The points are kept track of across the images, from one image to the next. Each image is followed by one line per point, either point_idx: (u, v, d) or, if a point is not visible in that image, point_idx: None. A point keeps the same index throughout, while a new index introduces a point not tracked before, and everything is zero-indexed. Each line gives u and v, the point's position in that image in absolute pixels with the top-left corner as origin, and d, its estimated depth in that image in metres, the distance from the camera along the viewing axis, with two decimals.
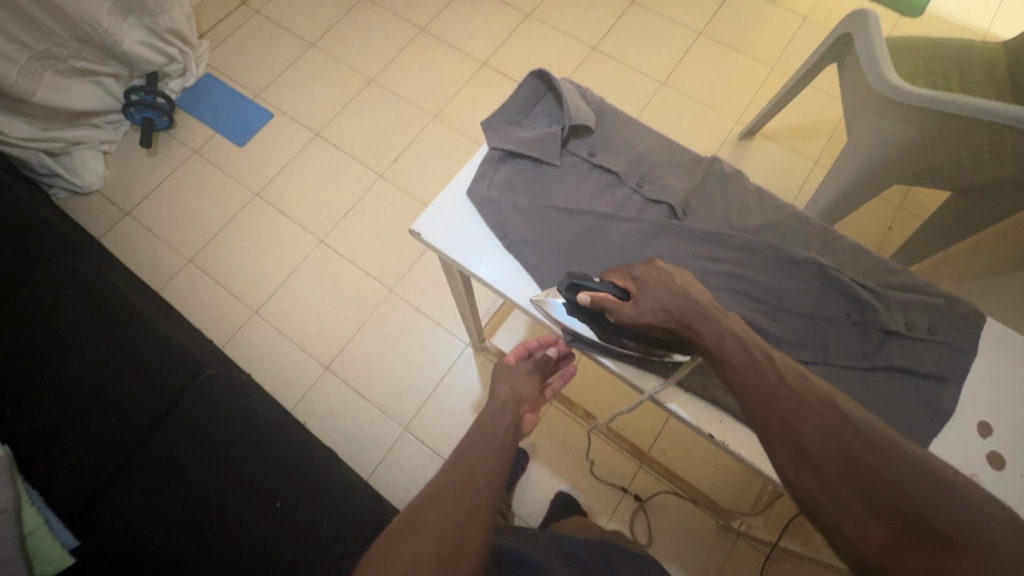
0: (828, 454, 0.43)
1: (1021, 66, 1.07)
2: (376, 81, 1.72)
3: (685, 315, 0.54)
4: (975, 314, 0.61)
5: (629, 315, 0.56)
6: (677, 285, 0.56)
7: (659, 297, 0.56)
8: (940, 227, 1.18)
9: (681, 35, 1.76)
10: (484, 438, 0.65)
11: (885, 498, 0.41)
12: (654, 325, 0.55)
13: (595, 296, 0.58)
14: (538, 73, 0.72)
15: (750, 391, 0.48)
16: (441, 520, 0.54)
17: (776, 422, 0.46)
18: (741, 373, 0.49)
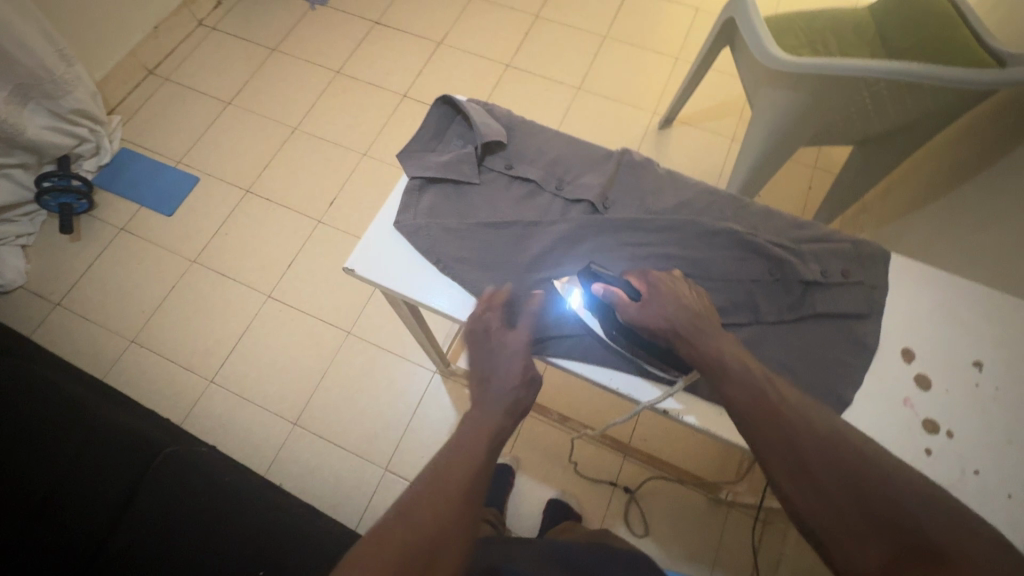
0: (827, 472, 0.47)
1: (887, 25, 1.18)
2: (300, 128, 1.72)
3: (684, 326, 0.57)
4: (880, 252, 0.66)
5: (636, 314, 0.59)
6: (686, 301, 0.59)
7: (665, 307, 0.59)
8: (851, 179, 1.27)
9: (588, 41, 1.84)
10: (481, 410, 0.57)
11: (881, 513, 0.45)
12: (654, 329, 0.58)
13: (608, 288, 0.61)
14: (445, 98, 0.74)
15: (750, 410, 0.51)
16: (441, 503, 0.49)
17: (776, 441, 0.49)
18: (737, 396, 0.53)
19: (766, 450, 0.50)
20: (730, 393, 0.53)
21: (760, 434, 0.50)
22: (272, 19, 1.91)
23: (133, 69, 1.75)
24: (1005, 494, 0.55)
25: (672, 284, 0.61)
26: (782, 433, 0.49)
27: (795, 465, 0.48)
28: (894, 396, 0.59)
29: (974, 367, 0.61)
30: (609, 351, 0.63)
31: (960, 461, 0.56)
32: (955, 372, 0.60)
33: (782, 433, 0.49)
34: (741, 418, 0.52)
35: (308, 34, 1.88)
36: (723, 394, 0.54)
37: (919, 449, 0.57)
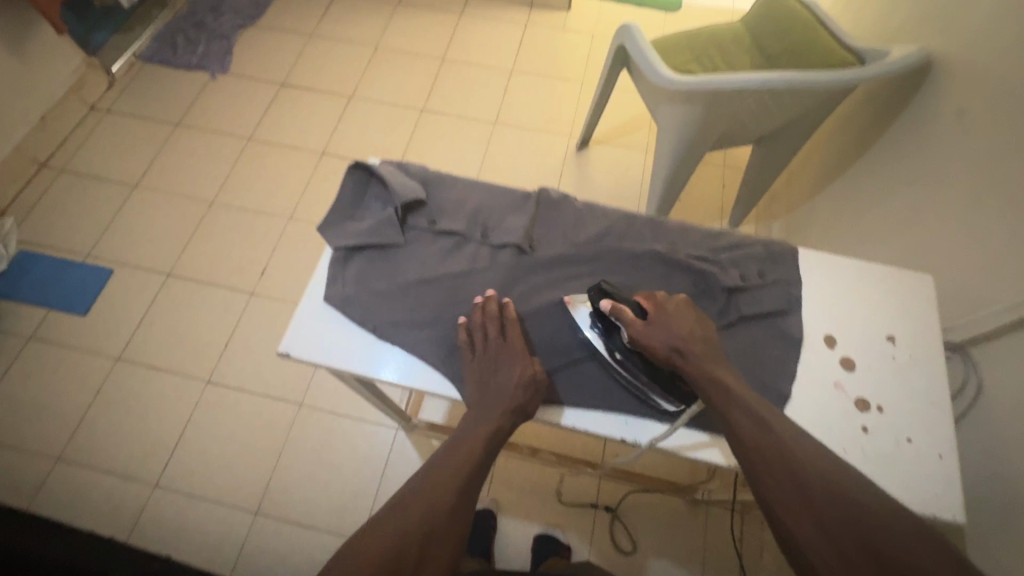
0: (826, 503, 0.50)
1: (759, 33, 1.29)
2: (217, 202, 1.65)
3: (689, 348, 0.59)
4: (787, 249, 0.71)
5: (643, 333, 0.60)
6: (693, 324, 0.61)
7: (672, 329, 0.61)
8: (756, 173, 1.36)
9: (496, 77, 1.90)
10: (484, 407, 0.60)
11: (881, 545, 0.48)
12: (659, 351, 0.60)
13: (616, 306, 0.62)
14: (358, 165, 0.74)
15: (759, 448, 0.54)
16: (427, 501, 0.54)
17: (784, 480, 0.52)
18: (746, 433, 0.55)
19: (770, 479, 0.53)
20: (741, 431, 0.55)
21: (767, 473, 0.53)
22: (170, 93, 1.84)
23: (21, 165, 1.63)
24: (937, 455, 0.60)
25: (678, 309, 0.63)
26: (787, 464, 0.52)
27: (798, 494, 0.51)
28: (825, 382, 0.63)
29: (888, 341, 0.66)
30: (611, 380, 0.64)
31: (892, 431, 0.61)
32: (873, 349, 0.65)
33: (785, 464, 0.52)
34: (749, 457, 0.54)
35: (211, 104, 1.83)
36: (730, 427, 0.56)
37: (857, 428, 0.61)
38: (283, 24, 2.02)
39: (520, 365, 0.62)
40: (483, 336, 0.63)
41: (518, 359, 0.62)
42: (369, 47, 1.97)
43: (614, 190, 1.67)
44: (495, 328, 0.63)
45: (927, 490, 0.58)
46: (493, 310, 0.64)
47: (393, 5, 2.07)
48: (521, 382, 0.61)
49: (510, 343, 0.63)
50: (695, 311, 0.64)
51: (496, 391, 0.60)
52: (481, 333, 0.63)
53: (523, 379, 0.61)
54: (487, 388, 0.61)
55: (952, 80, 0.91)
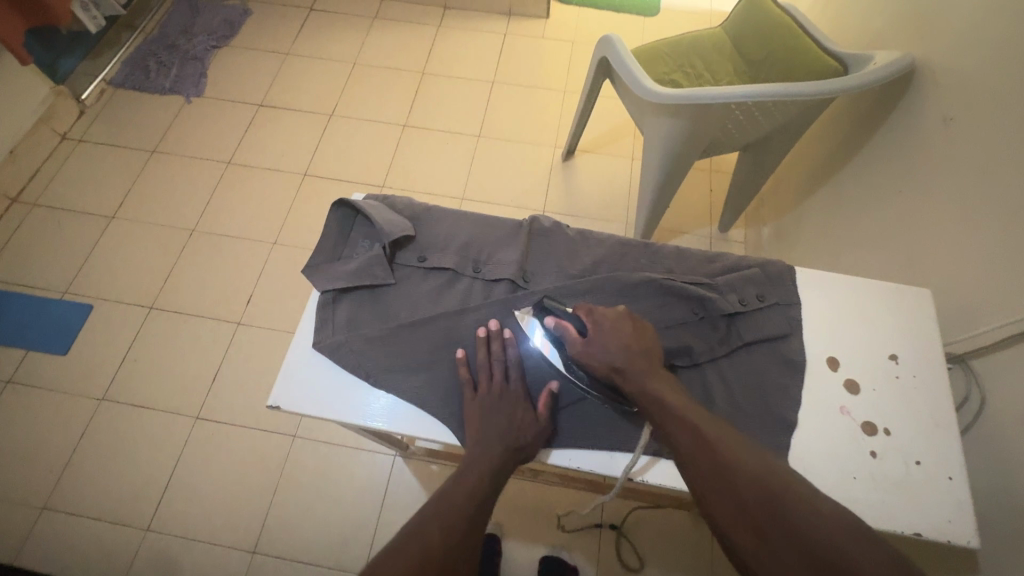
0: (762, 509, 0.46)
1: (740, 40, 1.29)
2: (199, 229, 1.61)
3: (629, 363, 0.57)
4: (785, 270, 0.70)
5: (583, 350, 0.59)
6: (634, 335, 0.59)
7: (612, 342, 0.59)
8: (744, 178, 1.36)
9: (478, 88, 1.88)
10: (490, 448, 0.57)
11: (820, 552, 0.43)
12: (597, 367, 0.58)
13: (560, 323, 0.61)
14: (342, 202, 0.72)
15: (694, 458, 0.51)
16: (446, 523, 0.51)
17: (720, 490, 0.49)
18: (684, 444, 0.52)
19: (706, 489, 0.49)
20: (678, 441, 0.52)
21: (704, 485, 0.50)
22: (145, 119, 1.80)
23: None
24: (947, 477, 0.59)
25: (620, 319, 0.60)
26: (719, 471, 0.49)
27: (732, 502, 0.48)
28: (831, 407, 0.62)
29: (891, 360, 0.65)
30: (613, 419, 0.62)
31: (900, 454, 0.60)
32: (877, 369, 0.64)
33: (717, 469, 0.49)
34: (686, 463, 0.52)
35: (188, 128, 1.79)
36: (670, 440, 0.53)
37: (865, 454, 0.60)
38: (259, 43, 1.98)
39: (525, 409, 0.60)
40: (487, 376, 0.61)
41: (524, 403, 0.60)
42: (348, 64, 1.94)
43: (603, 199, 1.66)
44: (500, 368, 0.62)
45: (940, 515, 0.57)
46: (498, 349, 0.63)
47: (369, 20, 2.04)
48: (529, 426, 0.59)
49: (515, 385, 0.61)
50: (639, 320, 0.62)
51: (503, 432, 0.58)
52: (486, 373, 0.62)
53: (530, 424, 0.59)
54: (493, 429, 0.58)
55: (937, 86, 0.91)
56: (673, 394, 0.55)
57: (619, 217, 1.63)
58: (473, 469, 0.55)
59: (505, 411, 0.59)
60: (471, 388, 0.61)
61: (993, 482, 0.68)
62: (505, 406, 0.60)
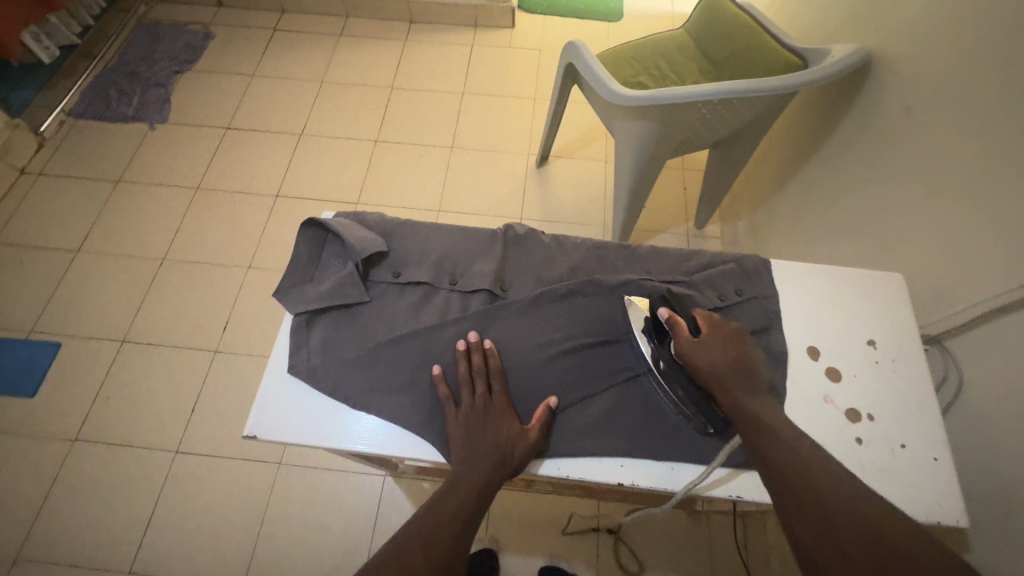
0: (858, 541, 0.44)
1: (703, 39, 1.31)
2: (170, 258, 1.57)
3: (731, 376, 0.56)
4: (759, 263, 0.71)
5: (689, 349, 0.58)
6: (743, 351, 0.58)
7: (722, 353, 0.57)
8: (717, 174, 1.38)
9: (448, 100, 1.88)
10: (475, 465, 0.55)
11: None
12: (698, 367, 0.57)
13: (672, 317, 0.60)
14: (310, 221, 0.70)
15: (779, 461, 0.50)
16: (426, 546, 0.49)
17: (803, 496, 0.48)
18: (774, 453, 0.51)
19: (797, 509, 0.47)
20: (767, 450, 0.51)
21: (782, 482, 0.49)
22: (107, 149, 1.75)
23: None
24: (933, 459, 0.59)
25: (732, 333, 0.59)
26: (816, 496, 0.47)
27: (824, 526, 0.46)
28: (814, 397, 0.62)
29: (868, 346, 0.66)
30: (607, 422, 0.62)
31: (885, 439, 0.60)
32: (856, 357, 0.65)
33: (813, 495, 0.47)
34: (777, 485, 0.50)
35: (154, 155, 1.75)
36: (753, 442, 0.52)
37: (851, 441, 0.60)
38: (223, 66, 1.95)
39: (512, 422, 0.59)
40: (469, 390, 0.60)
41: (510, 415, 0.59)
42: (315, 82, 1.92)
43: (579, 203, 1.67)
44: (483, 381, 0.60)
45: (928, 498, 0.57)
46: (479, 360, 0.62)
47: (334, 37, 2.04)
48: (516, 438, 0.57)
49: (499, 398, 0.60)
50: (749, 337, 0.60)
51: (489, 446, 0.56)
52: (468, 388, 0.60)
53: (518, 436, 0.58)
54: (478, 445, 0.56)
55: (894, 77, 0.93)
56: (768, 412, 0.54)
57: (596, 220, 1.64)
58: (457, 489, 0.54)
59: (491, 426, 0.58)
60: (454, 405, 0.59)
61: (976, 462, 0.69)
62: (492, 421, 0.58)
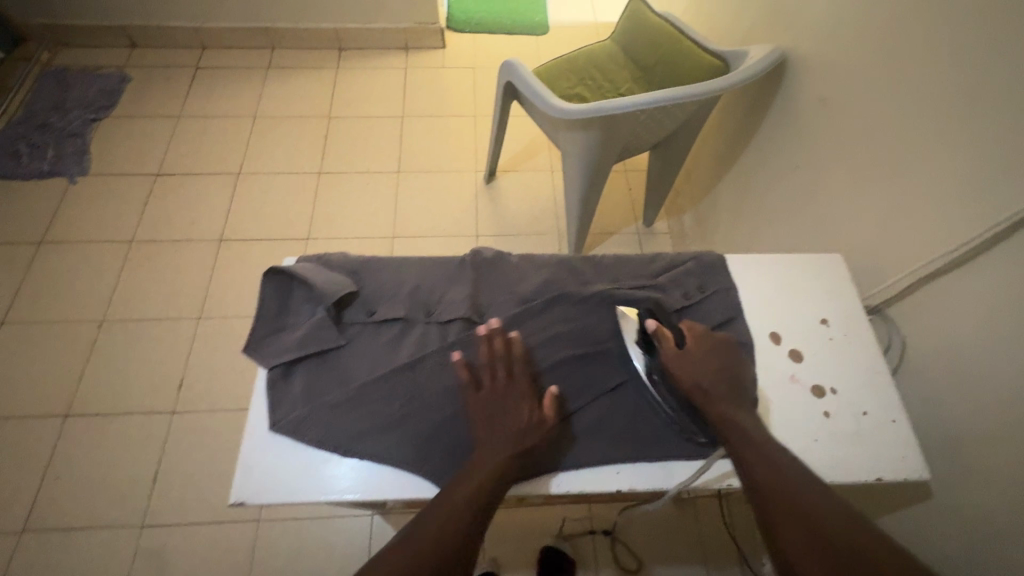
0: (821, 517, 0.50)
1: (630, 47, 1.37)
2: (109, 318, 1.47)
3: (715, 387, 0.61)
4: (717, 259, 0.75)
5: (676, 360, 0.63)
6: (723, 363, 0.63)
7: (705, 364, 0.62)
8: (660, 173, 1.44)
9: (389, 124, 1.87)
10: (496, 445, 0.57)
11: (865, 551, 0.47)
12: (682, 378, 0.62)
13: (660, 329, 0.65)
14: (273, 270, 0.68)
15: (766, 481, 0.53)
16: (443, 523, 0.51)
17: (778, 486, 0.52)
18: (760, 470, 0.54)
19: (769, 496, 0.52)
20: (753, 466, 0.55)
21: (772, 504, 0.52)
22: (22, 210, 1.62)
23: None
24: (892, 421, 0.65)
25: (718, 344, 0.64)
26: (788, 483, 0.53)
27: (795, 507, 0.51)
28: (782, 378, 0.67)
29: (823, 324, 0.71)
30: (601, 430, 0.63)
31: (849, 407, 0.65)
32: (813, 335, 0.70)
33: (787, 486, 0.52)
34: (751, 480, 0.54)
35: (77, 211, 1.63)
36: (740, 455, 0.56)
37: (821, 414, 0.65)
38: (145, 109, 1.86)
39: (531, 404, 0.60)
40: (490, 374, 0.62)
41: (527, 398, 0.61)
42: (248, 118, 1.86)
43: (532, 214, 1.69)
44: (504, 366, 0.62)
45: (894, 456, 0.63)
46: (502, 348, 0.63)
47: (263, 70, 1.98)
48: (530, 427, 0.59)
49: (519, 386, 0.61)
50: (734, 351, 0.65)
51: (511, 429, 0.58)
52: (491, 372, 0.62)
53: (536, 421, 0.59)
54: (497, 428, 0.58)
55: (808, 73, 1.02)
56: (750, 423, 0.58)
57: (550, 228, 1.67)
58: (478, 469, 0.55)
59: (510, 407, 0.60)
60: (474, 388, 0.61)
61: (925, 416, 0.76)
62: (510, 402, 0.60)
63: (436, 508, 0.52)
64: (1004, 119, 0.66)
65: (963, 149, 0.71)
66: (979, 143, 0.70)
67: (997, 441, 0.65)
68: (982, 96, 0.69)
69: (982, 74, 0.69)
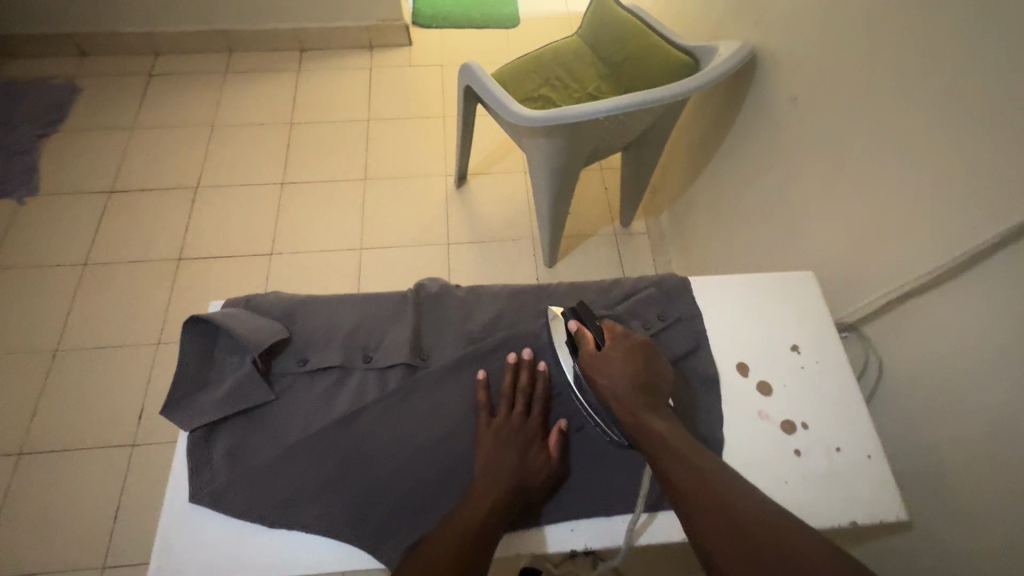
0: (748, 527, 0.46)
1: (596, 43, 1.30)
2: (63, 347, 1.40)
3: (631, 391, 0.57)
4: (680, 283, 0.70)
5: (592, 363, 0.59)
6: (641, 365, 0.58)
7: (622, 366, 0.58)
8: (633, 174, 1.38)
9: (354, 129, 1.80)
10: (498, 480, 0.54)
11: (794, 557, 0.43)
12: (599, 384, 0.58)
13: (580, 329, 0.62)
14: (192, 319, 0.61)
15: (685, 490, 0.49)
16: (437, 550, 0.48)
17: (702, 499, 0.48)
18: (680, 479, 0.50)
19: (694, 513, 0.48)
20: (671, 473, 0.51)
21: (697, 519, 0.48)
22: None
23: None
24: (866, 457, 0.60)
25: (638, 345, 0.60)
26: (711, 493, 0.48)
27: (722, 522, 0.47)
28: (749, 414, 0.62)
29: (794, 351, 0.66)
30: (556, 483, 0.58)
31: (821, 444, 0.61)
32: (783, 364, 0.65)
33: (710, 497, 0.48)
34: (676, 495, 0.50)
35: (27, 234, 1.56)
36: (662, 467, 0.52)
37: (791, 454, 0.60)
38: (97, 122, 1.77)
39: (541, 447, 0.58)
40: (506, 405, 0.60)
41: (538, 441, 0.58)
42: (206, 127, 1.78)
43: (505, 217, 1.63)
44: (522, 400, 0.60)
45: (869, 497, 0.58)
46: (526, 379, 0.62)
47: (220, 76, 1.89)
48: (540, 468, 0.57)
49: (535, 422, 0.59)
50: (654, 353, 0.61)
51: (513, 464, 0.56)
52: (507, 403, 0.60)
53: (542, 465, 0.57)
54: (501, 463, 0.56)
55: (779, 71, 0.96)
56: (671, 430, 0.54)
57: (524, 233, 1.61)
58: (479, 500, 0.52)
59: (517, 443, 0.57)
60: (487, 415, 0.59)
61: (901, 443, 0.72)
62: (519, 436, 0.58)
63: (432, 541, 0.49)
64: (981, 125, 0.62)
65: (938, 158, 0.67)
66: (954, 150, 0.65)
67: (976, 472, 0.62)
68: (957, 100, 0.64)
69: (958, 77, 0.64)
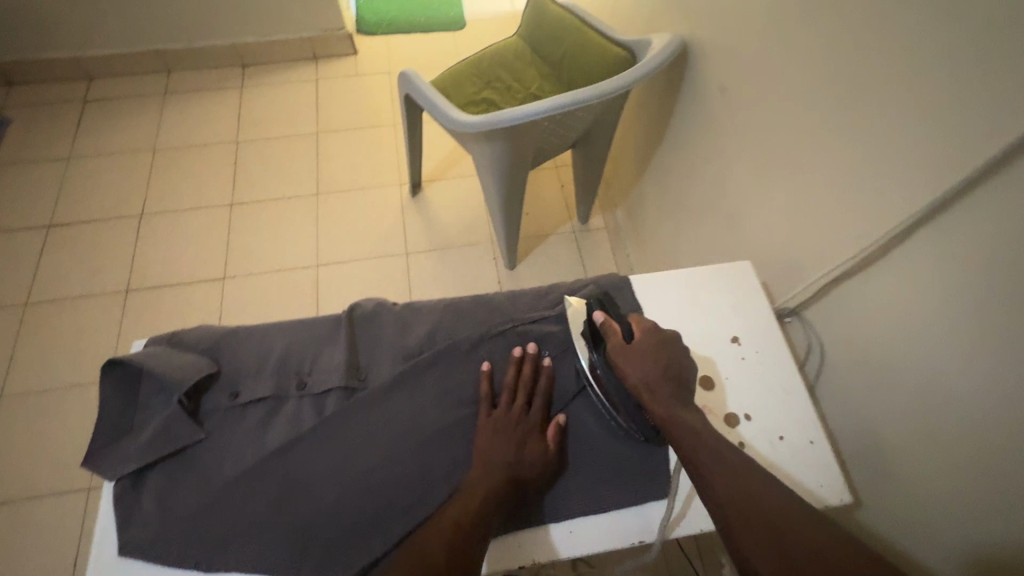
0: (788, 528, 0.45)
1: (536, 42, 1.29)
2: (6, 395, 1.33)
3: (661, 382, 0.56)
4: (619, 282, 0.70)
5: (617, 353, 0.59)
6: (671, 358, 0.58)
7: (651, 358, 0.58)
8: (583, 171, 1.38)
9: (302, 143, 1.76)
10: (495, 471, 0.54)
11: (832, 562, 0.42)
12: (626, 372, 0.58)
13: (607, 320, 0.61)
14: (110, 362, 0.59)
15: (717, 480, 0.49)
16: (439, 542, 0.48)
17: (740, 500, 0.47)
18: (714, 476, 0.49)
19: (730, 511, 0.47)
20: (706, 467, 0.50)
21: (731, 517, 0.46)
22: None
23: None
24: (808, 442, 0.61)
25: (666, 340, 0.60)
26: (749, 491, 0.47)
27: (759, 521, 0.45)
28: None
29: (733, 343, 0.67)
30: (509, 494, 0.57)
31: (763, 433, 0.61)
32: (723, 356, 0.66)
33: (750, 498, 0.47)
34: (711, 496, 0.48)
35: None
36: (694, 461, 0.51)
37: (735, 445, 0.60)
38: (30, 154, 1.69)
39: (537, 439, 0.58)
40: (508, 397, 0.61)
41: (537, 431, 0.58)
42: (147, 152, 1.72)
43: (463, 222, 1.62)
44: (524, 393, 0.61)
45: (812, 481, 0.59)
46: (529, 370, 0.63)
47: (160, 98, 1.83)
48: (537, 459, 0.56)
49: (535, 414, 0.60)
50: (681, 347, 0.60)
51: (510, 456, 0.56)
52: (509, 395, 0.61)
53: (539, 455, 0.57)
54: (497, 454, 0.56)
55: (709, 61, 0.97)
56: (697, 422, 0.54)
57: (483, 237, 1.60)
58: (477, 491, 0.52)
59: (517, 434, 0.57)
60: (488, 407, 0.60)
61: (847, 422, 0.73)
62: (519, 427, 0.58)
63: (427, 535, 0.49)
64: (890, 108, 0.63)
65: (857, 140, 0.68)
66: (871, 132, 0.66)
67: (915, 443, 0.63)
68: (868, 84, 0.66)
69: (868, 60, 0.66)
